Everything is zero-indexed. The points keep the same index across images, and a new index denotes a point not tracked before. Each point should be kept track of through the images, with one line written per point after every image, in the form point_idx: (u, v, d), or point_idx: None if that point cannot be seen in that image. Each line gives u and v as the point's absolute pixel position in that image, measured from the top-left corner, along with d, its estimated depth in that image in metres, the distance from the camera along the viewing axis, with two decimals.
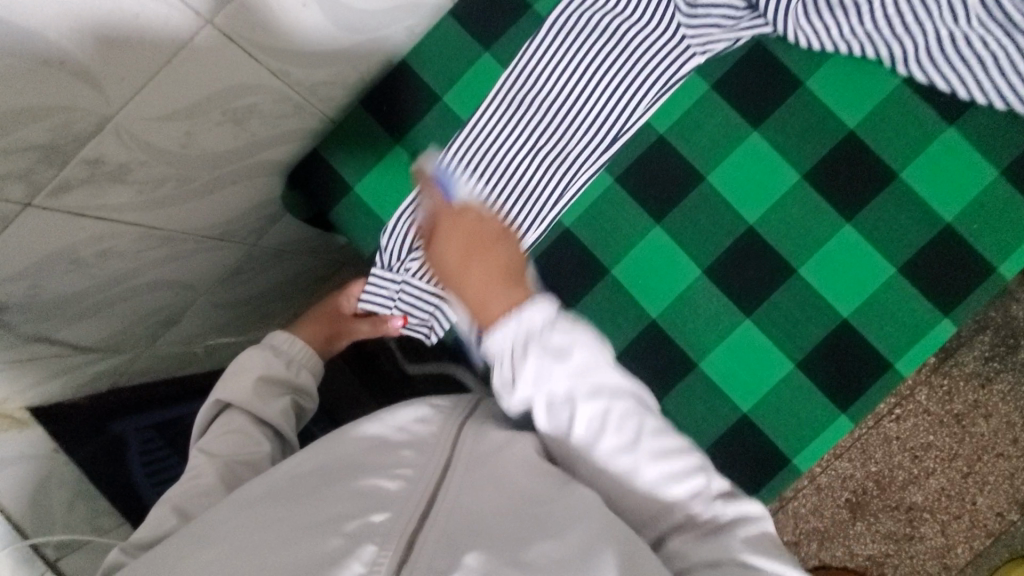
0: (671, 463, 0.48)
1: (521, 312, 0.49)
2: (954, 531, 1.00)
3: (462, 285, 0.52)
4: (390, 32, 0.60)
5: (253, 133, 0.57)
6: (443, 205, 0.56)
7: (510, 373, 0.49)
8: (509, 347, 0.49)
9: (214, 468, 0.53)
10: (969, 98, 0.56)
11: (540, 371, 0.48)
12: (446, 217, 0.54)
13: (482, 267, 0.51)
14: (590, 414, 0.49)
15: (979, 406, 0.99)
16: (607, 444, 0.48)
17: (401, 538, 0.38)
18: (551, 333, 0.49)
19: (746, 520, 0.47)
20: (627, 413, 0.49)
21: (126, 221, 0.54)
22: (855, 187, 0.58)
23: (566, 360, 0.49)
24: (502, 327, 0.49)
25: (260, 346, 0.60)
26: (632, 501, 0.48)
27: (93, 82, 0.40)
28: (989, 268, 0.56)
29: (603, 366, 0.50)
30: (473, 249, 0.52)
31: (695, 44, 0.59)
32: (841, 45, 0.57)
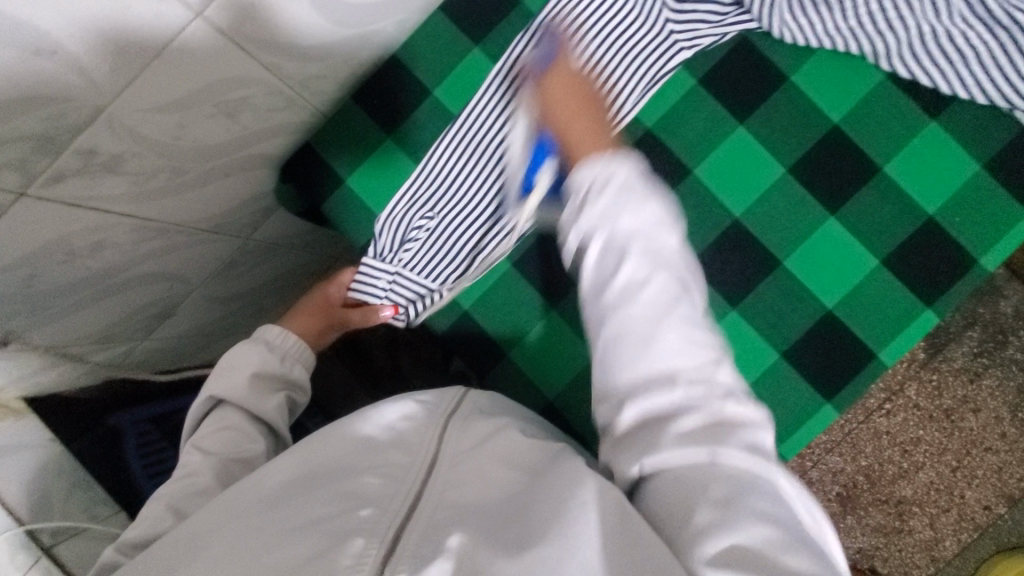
0: (695, 345, 0.44)
1: (611, 158, 0.47)
2: (943, 524, 1.02)
3: (562, 126, 0.52)
4: (381, 26, 0.61)
5: (245, 126, 0.57)
6: (570, 68, 0.55)
7: (580, 207, 0.47)
8: (588, 183, 0.47)
9: (209, 463, 0.54)
10: (951, 94, 0.57)
11: (608, 204, 0.46)
12: (567, 75, 0.55)
13: (590, 115, 0.52)
14: (634, 272, 0.45)
15: (968, 401, 1.00)
16: (639, 303, 0.45)
17: (386, 534, 0.38)
18: (633, 184, 0.46)
19: (748, 424, 0.43)
20: (671, 284, 0.45)
21: (120, 213, 0.55)
22: (838, 181, 0.59)
23: (637, 211, 0.46)
24: (591, 164, 0.47)
25: (253, 341, 0.61)
26: (640, 368, 0.44)
27: (85, 74, 0.40)
28: (970, 261, 0.57)
29: (670, 231, 0.47)
30: (583, 109, 0.53)
31: (682, 39, 0.60)
32: (824, 41, 0.58)
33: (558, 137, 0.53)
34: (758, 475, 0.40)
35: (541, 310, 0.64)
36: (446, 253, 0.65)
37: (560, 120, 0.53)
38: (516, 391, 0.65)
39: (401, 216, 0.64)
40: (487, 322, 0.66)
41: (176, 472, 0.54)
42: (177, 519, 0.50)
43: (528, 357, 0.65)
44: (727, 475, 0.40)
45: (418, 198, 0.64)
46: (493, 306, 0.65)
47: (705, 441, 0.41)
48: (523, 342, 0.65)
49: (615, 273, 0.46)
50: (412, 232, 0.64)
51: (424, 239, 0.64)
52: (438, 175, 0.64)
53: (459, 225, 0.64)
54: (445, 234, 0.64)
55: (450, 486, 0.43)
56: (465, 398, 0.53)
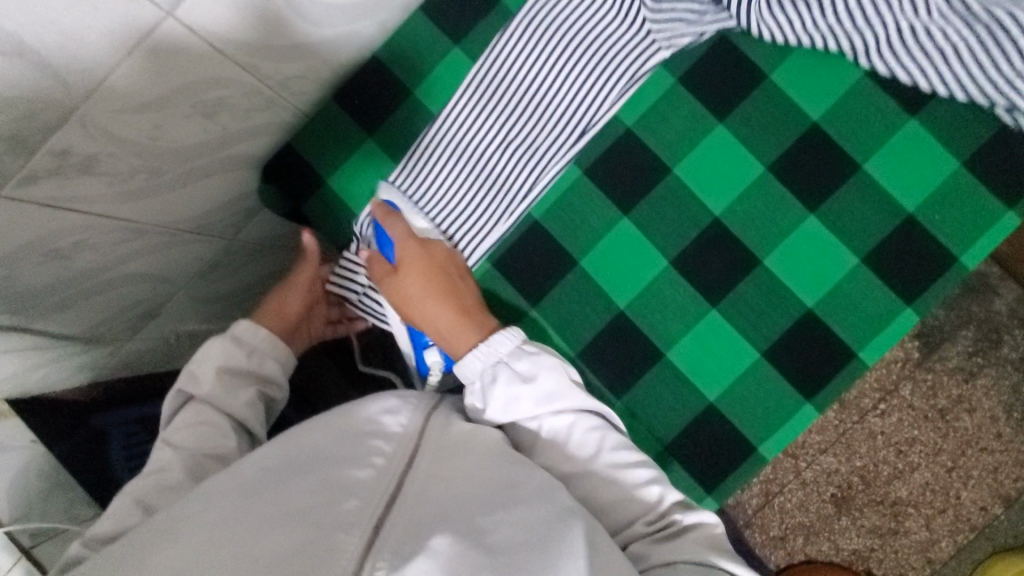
0: (628, 473, 0.51)
1: (490, 339, 0.55)
2: (938, 525, 1.01)
3: (432, 318, 0.59)
4: (360, 26, 0.61)
5: (224, 126, 0.57)
6: (411, 251, 0.61)
7: (482, 397, 0.54)
8: (481, 371, 0.55)
9: (182, 458, 0.54)
10: (931, 90, 0.57)
11: (503, 385, 0.53)
12: (411, 264, 0.60)
13: (443, 304, 0.58)
14: (552, 434, 0.53)
15: (962, 400, 1.00)
16: (568, 459, 0.52)
17: (366, 528, 0.39)
18: (517, 360, 0.54)
19: (702, 527, 0.49)
20: (586, 430, 0.53)
21: (98, 213, 0.55)
22: (817, 179, 0.58)
23: (530, 386, 0.53)
24: (472, 356, 0.55)
25: (220, 336, 0.59)
26: (593, 512, 0.51)
27: (56, 73, 0.40)
28: (951, 258, 0.57)
29: (569, 389, 0.54)
30: (444, 287, 0.59)
31: (660, 39, 0.60)
32: (803, 38, 0.58)
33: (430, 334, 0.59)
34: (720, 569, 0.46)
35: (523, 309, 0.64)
36: None
37: (426, 311, 0.59)
38: None
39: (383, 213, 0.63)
40: None
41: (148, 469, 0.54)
42: (143, 515, 0.50)
43: None
44: (703, 571, 0.45)
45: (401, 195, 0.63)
46: None
47: (675, 551, 0.47)
48: None
49: (537, 439, 0.54)
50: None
51: None
52: (419, 175, 0.63)
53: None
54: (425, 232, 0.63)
55: (430, 484, 0.43)
56: (440, 405, 0.53)
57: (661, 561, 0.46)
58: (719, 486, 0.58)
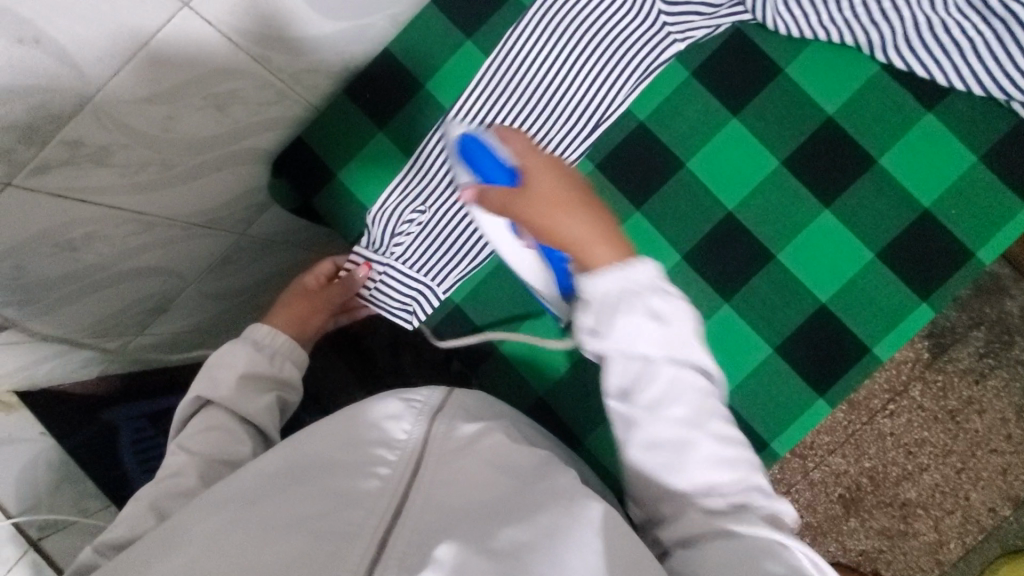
0: (726, 449, 0.47)
1: (630, 264, 0.48)
2: (947, 527, 1.00)
3: (563, 231, 0.49)
4: (373, 19, 0.61)
5: (235, 119, 0.57)
6: (530, 153, 0.52)
7: (598, 318, 0.47)
8: (606, 293, 0.47)
9: (195, 462, 0.54)
10: (948, 85, 0.56)
11: (634, 317, 0.46)
12: (538, 165, 0.51)
13: (578, 209, 0.50)
14: (666, 380, 0.47)
15: (973, 402, 0.99)
16: (673, 414, 0.47)
17: (374, 534, 0.38)
18: (655, 296, 0.47)
19: (776, 516, 0.47)
20: (700, 390, 0.47)
21: (109, 205, 0.54)
22: (832, 174, 0.58)
23: (661, 326, 0.47)
24: (607, 275, 0.47)
25: (241, 341, 0.60)
26: (674, 477, 0.47)
27: (69, 62, 0.40)
28: (966, 254, 0.56)
29: (694, 340, 0.48)
30: (575, 200, 0.50)
31: (675, 31, 0.59)
32: (819, 32, 0.57)
33: (565, 247, 0.50)
34: (781, 547, 0.44)
35: (533, 304, 0.63)
36: (435, 249, 0.64)
37: (554, 220, 0.50)
38: (505, 387, 0.64)
39: (394, 207, 0.63)
40: (482, 318, 0.65)
41: (163, 473, 0.54)
42: (152, 514, 0.50)
43: (517, 352, 0.64)
44: (753, 545, 0.43)
45: (410, 192, 0.63)
46: (485, 300, 0.65)
47: (735, 523, 0.45)
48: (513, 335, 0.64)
49: (645, 383, 0.47)
50: (403, 226, 0.64)
51: (415, 233, 0.64)
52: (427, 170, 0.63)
53: (451, 217, 0.63)
54: (436, 227, 0.63)
55: (438, 484, 0.43)
56: (449, 399, 0.52)
57: (709, 532, 0.45)
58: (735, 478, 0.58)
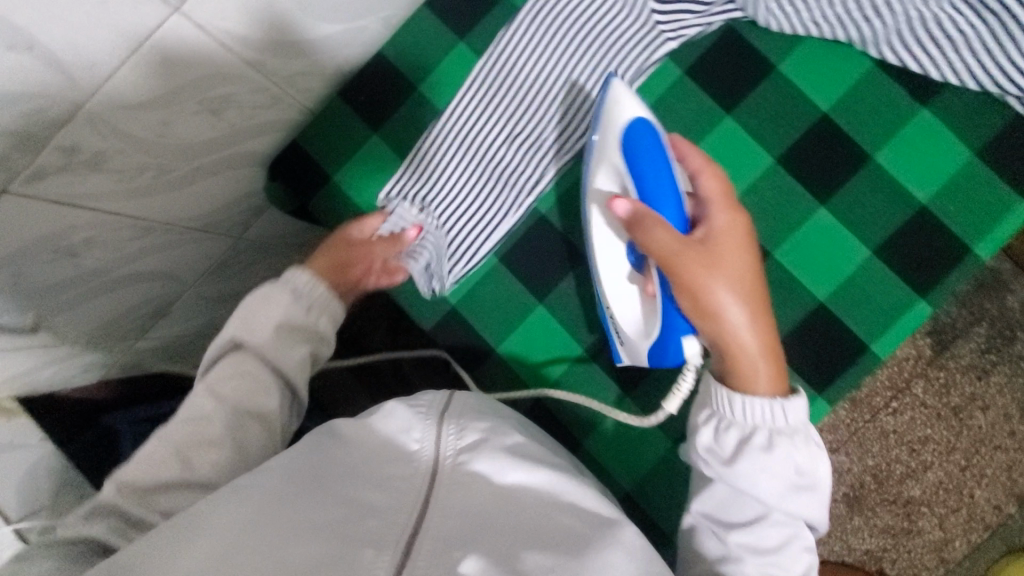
0: None
1: (789, 401, 0.52)
2: (952, 524, 1.00)
3: (728, 332, 0.52)
4: (366, 22, 0.61)
5: (230, 123, 0.57)
6: (727, 240, 0.52)
7: (733, 450, 0.51)
8: (747, 430, 0.52)
9: (222, 410, 0.54)
10: (942, 79, 0.56)
11: (773, 458, 0.50)
12: (735, 256, 0.52)
13: (752, 309, 0.52)
14: (777, 525, 0.51)
15: (976, 398, 0.98)
16: (775, 561, 0.50)
17: (397, 543, 0.39)
18: (797, 448, 0.51)
19: None
20: (804, 548, 0.51)
21: (106, 210, 0.54)
22: (828, 170, 0.58)
23: (795, 475, 0.51)
24: (761, 403, 0.51)
25: (278, 285, 0.58)
26: None
27: (62, 68, 0.40)
28: (964, 249, 0.56)
29: (817, 499, 0.52)
30: (755, 308, 0.52)
31: (667, 30, 0.60)
32: (811, 29, 0.57)
33: (722, 343, 0.52)
34: None
35: (530, 306, 0.64)
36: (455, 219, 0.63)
37: (725, 318, 0.51)
38: (504, 387, 0.65)
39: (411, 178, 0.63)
40: (480, 322, 0.65)
41: (185, 415, 0.54)
42: None
43: (515, 353, 0.64)
44: None
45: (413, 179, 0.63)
46: (483, 302, 0.65)
47: None
48: (512, 336, 0.64)
49: (755, 520, 0.52)
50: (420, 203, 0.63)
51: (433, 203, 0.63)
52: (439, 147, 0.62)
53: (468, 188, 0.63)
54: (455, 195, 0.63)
55: (453, 499, 0.43)
56: (452, 400, 0.54)
57: None
58: None
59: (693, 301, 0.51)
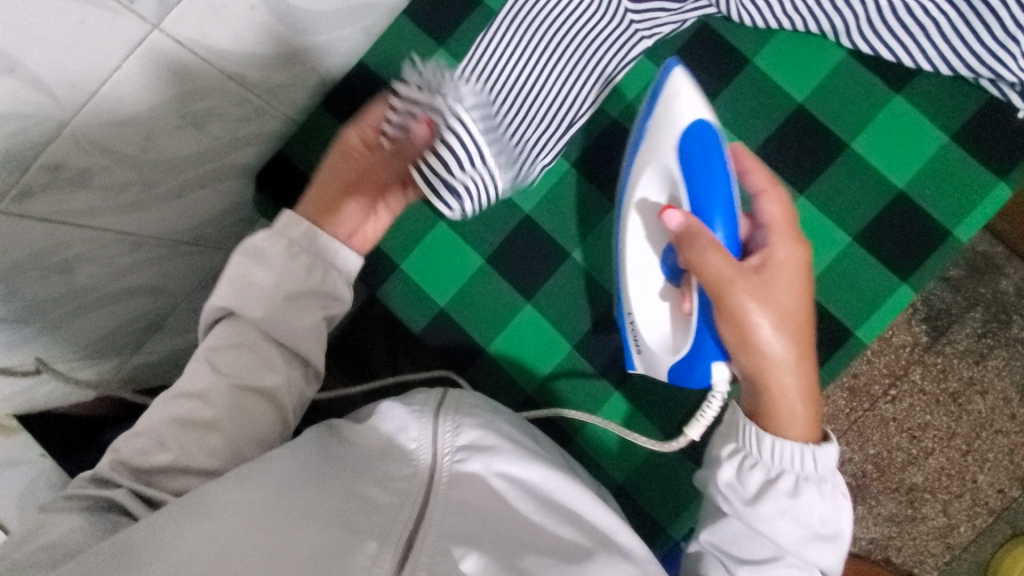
0: None
1: (824, 449, 0.50)
2: (956, 510, 1.00)
3: (768, 368, 0.50)
4: (345, 33, 0.62)
5: (215, 136, 0.58)
6: (782, 273, 0.50)
7: (755, 489, 0.51)
8: (771, 470, 0.51)
9: (222, 385, 0.52)
10: (914, 66, 0.57)
11: (797, 504, 0.50)
12: (788, 291, 0.50)
13: (798, 347, 0.50)
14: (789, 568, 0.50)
15: (974, 383, 0.98)
16: None
17: (399, 540, 0.40)
18: (819, 493, 0.50)
19: None
20: None
21: (96, 226, 0.55)
22: (806, 159, 0.58)
23: (813, 521, 0.50)
24: (795, 446, 0.50)
25: (276, 237, 0.54)
26: None
27: (44, 88, 0.41)
28: (944, 233, 0.57)
29: (834, 548, 0.50)
30: (801, 346, 0.51)
31: (642, 29, 0.60)
32: (783, 21, 0.58)
33: (762, 377, 0.50)
34: None
35: (517, 306, 0.64)
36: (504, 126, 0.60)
37: (770, 354, 0.50)
38: (495, 386, 0.65)
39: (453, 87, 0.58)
40: (469, 323, 0.66)
41: (185, 389, 0.53)
42: None
43: (505, 352, 0.65)
44: None
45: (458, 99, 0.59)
46: (471, 304, 0.65)
47: None
48: (501, 336, 0.65)
49: (768, 559, 0.51)
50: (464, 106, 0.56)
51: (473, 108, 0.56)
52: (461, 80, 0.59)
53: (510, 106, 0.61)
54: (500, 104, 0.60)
55: (452, 502, 0.45)
56: (446, 398, 0.54)
57: None
58: None
59: (737, 331, 0.49)
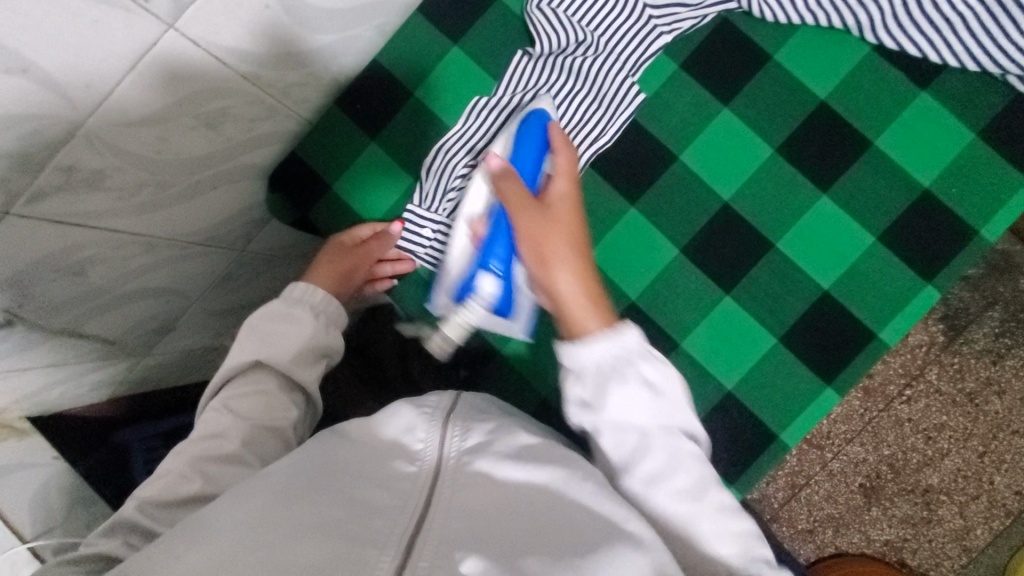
0: (730, 520, 0.49)
1: (619, 331, 0.51)
2: (973, 512, 0.98)
3: (556, 279, 0.53)
4: (359, 31, 0.61)
5: (227, 137, 0.58)
6: (563, 205, 0.55)
7: (593, 392, 0.50)
8: (598, 363, 0.51)
9: (241, 428, 0.54)
10: (941, 62, 0.55)
11: (626, 382, 0.50)
12: (568, 217, 0.55)
13: (576, 263, 0.54)
14: (665, 448, 0.50)
15: (991, 383, 0.97)
16: (675, 484, 0.49)
17: (398, 544, 0.38)
18: (644, 365, 0.50)
19: None
20: (694, 459, 0.50)
21: (109, 228, 0.55)
22: (829, 158, 0.57)
23: (655, 396, 0.50)
24: (596, 345, 0.51)
25: (301, 305, 0.60)
26: (687, 533, 0.48)
27: (57, 89, 0.40)
28: (970, 232, 0.55)
29: (685, 409, 0.51)
30: (584, 262, 0.54)
31: (661, 24, 0.59)
32: (807, 16, 0.57)
33: (548, 286, 0.54)
34: None
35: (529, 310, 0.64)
36: None
37: (554, 263, 0.53)
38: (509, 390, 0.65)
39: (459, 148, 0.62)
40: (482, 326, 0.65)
41: (203, 432, 0.54)
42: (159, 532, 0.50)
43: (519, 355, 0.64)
44: None
45: (471, 135, 0.62)
46: None
47: None
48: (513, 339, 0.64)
49: (641, 448, 0.50)
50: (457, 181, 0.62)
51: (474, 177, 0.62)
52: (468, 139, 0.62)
53: None
54: None
55: (455, 499, 0.43)
56: (458, 402, 0.54)
57: None
58: (737, 482, 0.57)
59: (534, 254, 0.54)
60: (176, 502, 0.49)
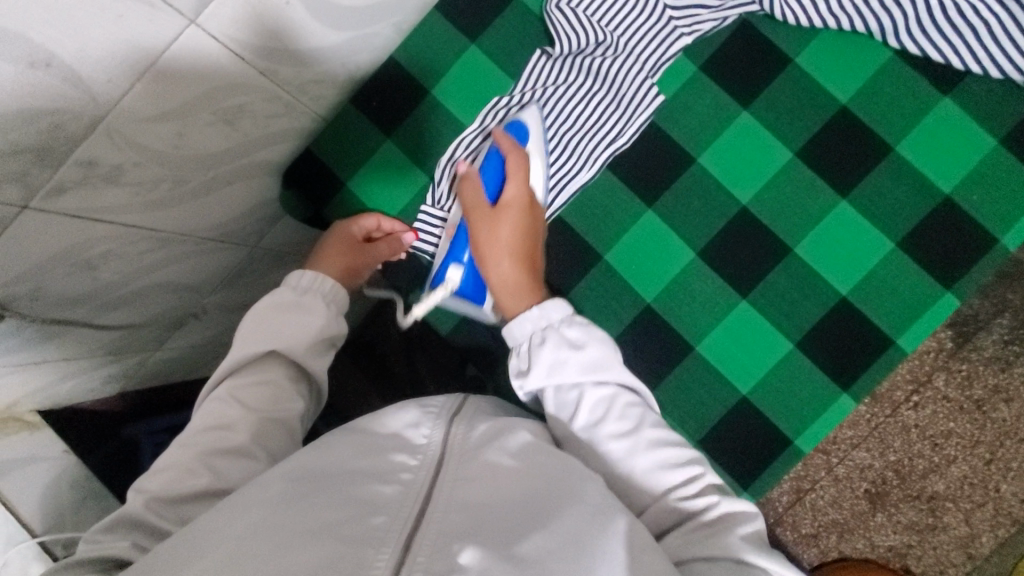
0: (669, 452, 0.48)
1: (542, 305, 0.53)
2: (978, 519, 0.98)
3: (489, 259, 0.56)
4: (378, 28, 0.61)
5: (244, 133, 0.57)
6: (512, 198, 0.56)
7: (526, 360, 0.52)
8: (528, 335, 0.53)
9: (252, 418, 0.54)
10: (963, 68, 0.55)
11: (548, 345, 0.51)
12: (515, 210, 0.56)
13: (513, 251, 0.56)
14: (597, 399, 0.50)
15: (999, 390, 0.96)
16: (610, 429, 0.49)
17: (398, 539, 0.37)
18: (567, 326, 0.52)
19: (742, 517, 0.46)
20: (628, 403, 0.50)
21: (125, 223, 0.55)
22: (849, 162, 0.57)
23: (579, 353, 0.51)
24: (521, 318, 0.53)
25: (312, 296, 0.60)
26: (632, 472, 0.48)
27: (79, 83, 0.40)
28: (990, 240, 0.55)
29: (615, 361, 0.52)
30: (523, 251, 0.56)
31: (682, 26, 0.59)
32: (829, 19, 0.56)
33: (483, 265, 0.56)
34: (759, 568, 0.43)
35: None
36: None
37: (490, 246, 0.56)
38: None
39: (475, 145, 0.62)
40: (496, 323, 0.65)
41: (206, 424, 0.53)
42: None
43: None
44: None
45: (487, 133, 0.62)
46: None
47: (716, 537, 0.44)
48: None
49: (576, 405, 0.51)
50: None
51: None
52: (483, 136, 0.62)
53: None
54: None
55: (457, 489, 0.42)
56: (465, 403, 0.53)
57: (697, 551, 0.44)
58: (751, 487, 0.57)
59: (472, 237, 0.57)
60: (191, 495, 0.49)
